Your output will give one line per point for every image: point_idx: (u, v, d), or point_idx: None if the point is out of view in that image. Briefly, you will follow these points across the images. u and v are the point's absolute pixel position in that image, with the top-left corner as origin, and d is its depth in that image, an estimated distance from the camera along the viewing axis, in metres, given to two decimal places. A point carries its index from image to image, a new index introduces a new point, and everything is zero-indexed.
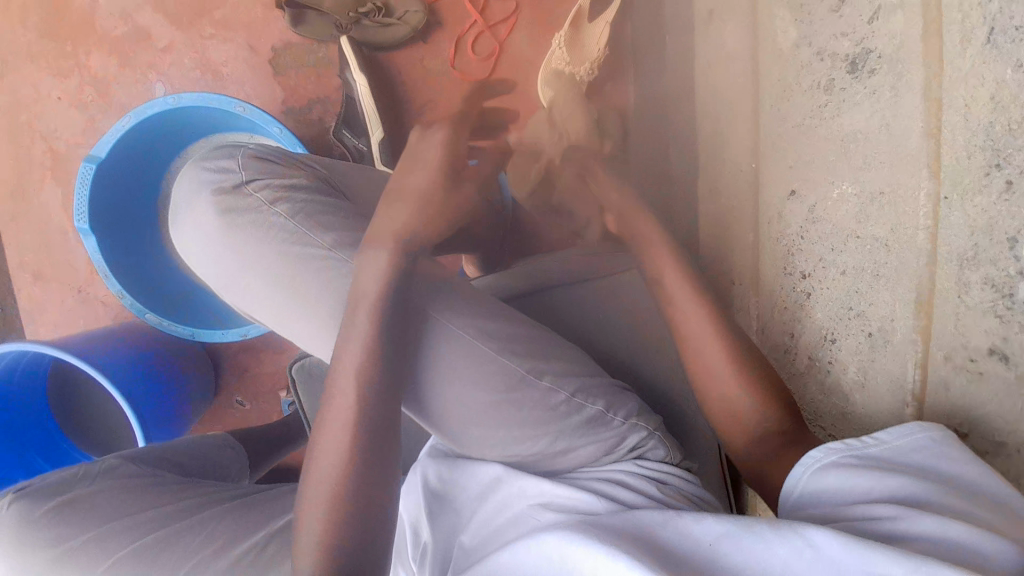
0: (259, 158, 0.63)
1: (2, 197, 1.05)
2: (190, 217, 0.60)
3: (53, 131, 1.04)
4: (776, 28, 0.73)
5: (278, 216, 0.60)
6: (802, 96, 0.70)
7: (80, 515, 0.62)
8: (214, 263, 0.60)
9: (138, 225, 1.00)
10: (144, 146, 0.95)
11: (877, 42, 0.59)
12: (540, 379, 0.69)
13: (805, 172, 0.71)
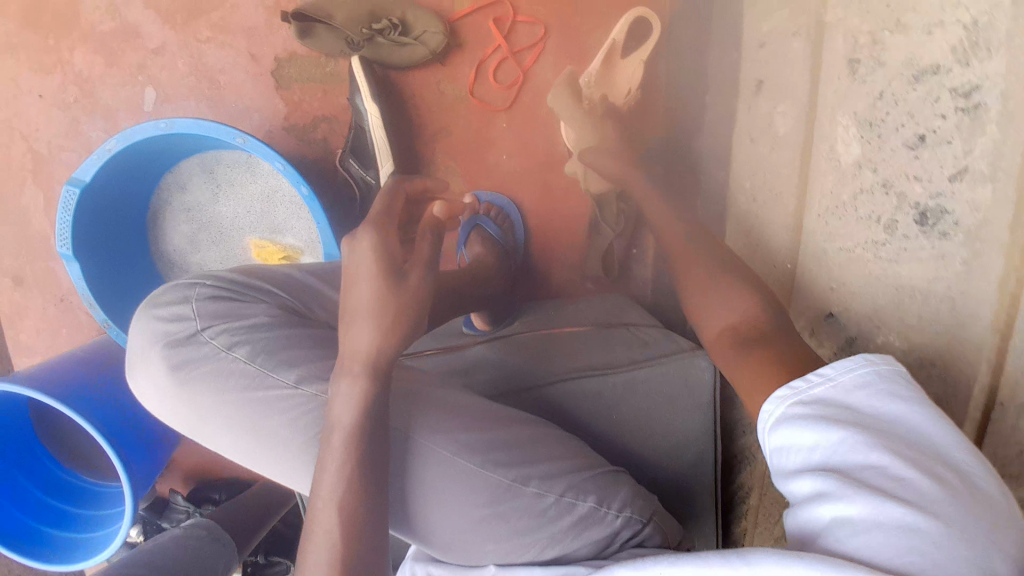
0: (215, 301, 0.56)
1: None
2: (149, 379, 0.54)
3: (34, 130, 0.97)
4: (836, 135, 0.63)
5: (238, 361, 0.53)
6: (856, 219, 0.62)
7: None
8: (179, 419, 0.54)
9: (126, 246, 0.93)
10: (134, 167, 0.88)
11: (955, 206, 0.52)
12: (526, 484, 0.58)
13: (848, 301, 0.64)
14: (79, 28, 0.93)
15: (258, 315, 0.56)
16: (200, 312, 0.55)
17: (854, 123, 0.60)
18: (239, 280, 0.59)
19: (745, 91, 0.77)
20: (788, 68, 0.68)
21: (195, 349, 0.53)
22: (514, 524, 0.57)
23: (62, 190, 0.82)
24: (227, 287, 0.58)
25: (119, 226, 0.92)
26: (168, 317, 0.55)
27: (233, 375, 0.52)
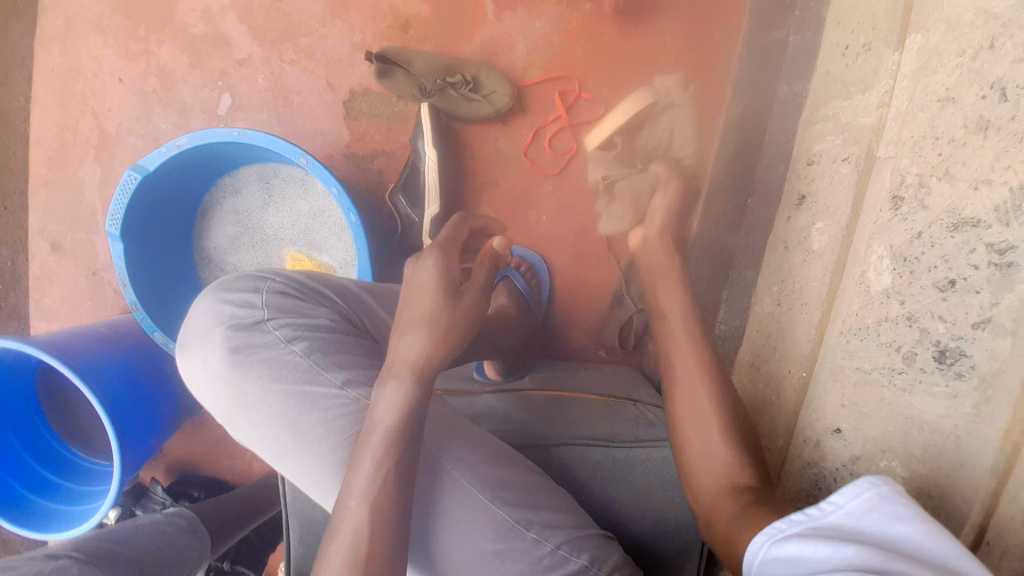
0: (283, 295, 0.56)
1: (39, 162, 1.01)
2: (200, 357, 0.53)
3: (106, 110, 1.00)
4: (870, 264, 0.65)
5: (295, 354, 0.53)
6: (877, 347, 0.64)
7: None
8: (219, 404, 0.53)
9: (168, 237, 0.96)
10: (195, 166, 0.92)
11: (975, 351, 0.55)
12: (528, 529, 0.60)
13: (859, 422, 0.65)
14: (174, 26, 0.98)
15: (320, 317, 0.56)
16: (267, 303, 0.55)
17: (888, 255, 0.63)
18: (305, 281, 0.59)
19: (787, 201, 0.80)
20: (834, 192, 0.71)
21: (262, 335, 0.53)
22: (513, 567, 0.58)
23: (124, 174, 0.85)
24: (294, 285, 0.58)
25: (167, 217, 0.95)
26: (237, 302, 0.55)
27: (288, 367, 0.52)
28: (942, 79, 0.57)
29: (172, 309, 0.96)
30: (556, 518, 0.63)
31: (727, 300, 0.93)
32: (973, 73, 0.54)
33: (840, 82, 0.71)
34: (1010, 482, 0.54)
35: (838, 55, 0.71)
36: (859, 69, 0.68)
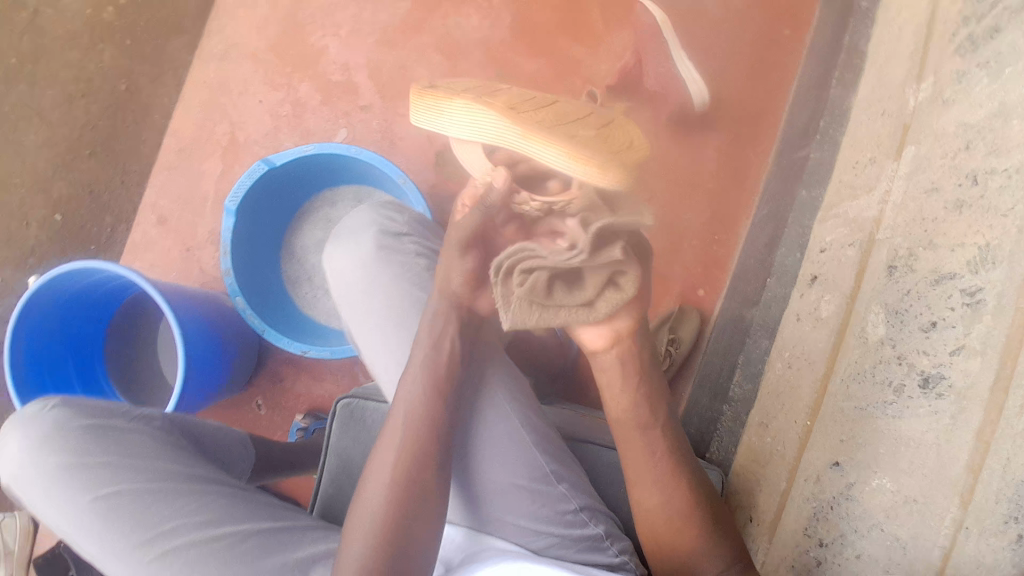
0: (421, 226, 0.81)
1: (174, 151, 1.23)
2: (356, 242, 0.76)
3: (241, 121, 1.21)
4: (867, 320, 0.75)
5: (422, 263, 0.77)
6: (872, 385, 0.72)
7: (108, 441, 0.73)
8: (354, 276, 0.75)
9: (268, 227, 1.13)
10: (296, 175, 1.09)
11: (952, 372, 0.64)
12: (558, 482, 0.70)
13: (854, 452, 0.72)
14: (314, 71, 1.20)
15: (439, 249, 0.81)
16: (411, 227, 0.80)
17: (883, 312, 0.74)
18: (431, 225, 0.84)
19: (800, 279, 0.92)
20: (841, 270, 0.83)
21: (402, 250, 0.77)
22: (537, 503, 0.69)
23: (255, 162, 1.01)
24: (425, 224, 0.83)
25: (273, 209, 1.11)
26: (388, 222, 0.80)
27: (416, 268, 0.76)
28: (930, 176, 0.72)
29: (253, 284, 1.08)
30: (578, 484, 0.73)
31: (743, 365, 0.99)
32: (953, 167, 0.69)
33: (850, 186, 0.86)
34: (983, 472, 0.59)
35: (850, 168, 0.88)
36: (864, 177, 0.84)
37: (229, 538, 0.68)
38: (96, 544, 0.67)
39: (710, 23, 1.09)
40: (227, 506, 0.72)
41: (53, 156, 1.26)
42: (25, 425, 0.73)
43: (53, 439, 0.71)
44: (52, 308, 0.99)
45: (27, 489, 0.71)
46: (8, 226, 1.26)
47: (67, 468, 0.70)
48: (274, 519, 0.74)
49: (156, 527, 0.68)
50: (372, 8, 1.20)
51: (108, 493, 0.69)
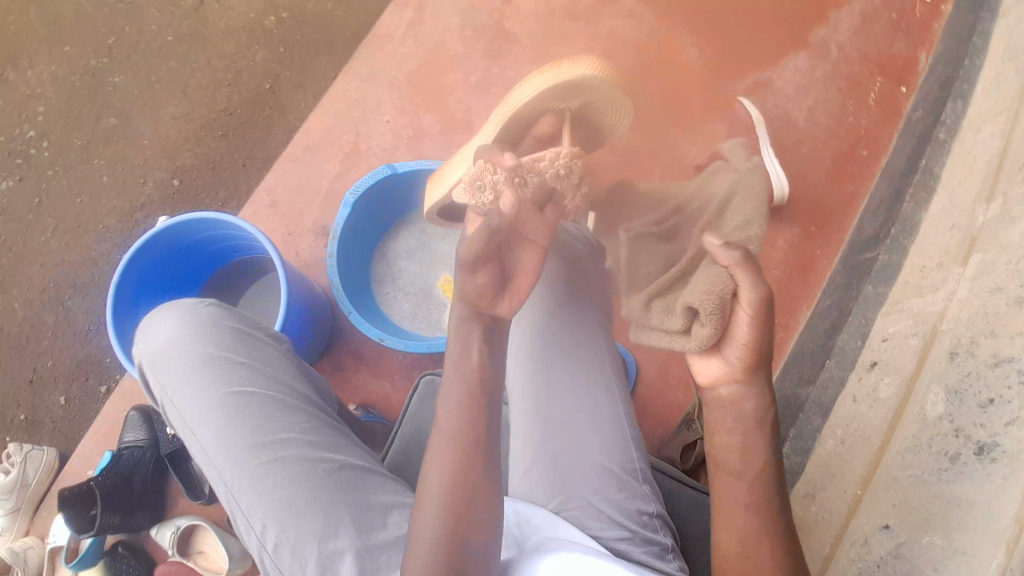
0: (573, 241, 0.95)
1: (300, 147, 1.35)
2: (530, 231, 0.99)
3: (367, 134, 1.35)
4: (926, 400, 0.82)
5: None
6: (927, 455, 0.79)
7: (246, 355, 0.98)
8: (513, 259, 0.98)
9: (372, 226, 1.25)
10: (405, 187, 1.24)
11: (1006, 440, 0.71)
12: (643, 482, 0.78)
13: (905, 514, 0.77)
14: (440, 104, 1.34)
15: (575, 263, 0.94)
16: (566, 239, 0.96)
17: (943, 393, 0.81)
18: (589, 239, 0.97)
19: (860, 365, 0.98)
20: (901, 356, 0.91)
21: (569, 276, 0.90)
22: (620, 492, 0.76)
23: (380, 165, 1.16)
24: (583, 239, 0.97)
25: (380, 211, 1.25)
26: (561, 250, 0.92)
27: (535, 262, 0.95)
28: (995, 278, 0.82)
29: (348, 272, 1.20)
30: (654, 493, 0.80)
31: (793, 438, 1.04)
32: (1016, 271, 0.79)
33: (916, 285, 0.96)
34: None
35: (915, 271, 0.97)
36: (932, 278, 0.93)
37: (320, 456, 0.90)
38: (224, 429, 0.90)
39: (796, 133, 1.20)
40: (324, 431, 0.94)
41: (187, 127, 1.42)
42: (191, 324, 0.98)
43: (210, 341, 0.96)
44: (175, 259, 1.14)
45: (175, 372, 0.95)
46: (128, 178, 1.41)
47: (217, 363, 0.94)
48: (353, 450, 0.94)
49: (271, 430, 0.90)
50: (501, 62, 1.34)
51: (242, 393, 0.93)
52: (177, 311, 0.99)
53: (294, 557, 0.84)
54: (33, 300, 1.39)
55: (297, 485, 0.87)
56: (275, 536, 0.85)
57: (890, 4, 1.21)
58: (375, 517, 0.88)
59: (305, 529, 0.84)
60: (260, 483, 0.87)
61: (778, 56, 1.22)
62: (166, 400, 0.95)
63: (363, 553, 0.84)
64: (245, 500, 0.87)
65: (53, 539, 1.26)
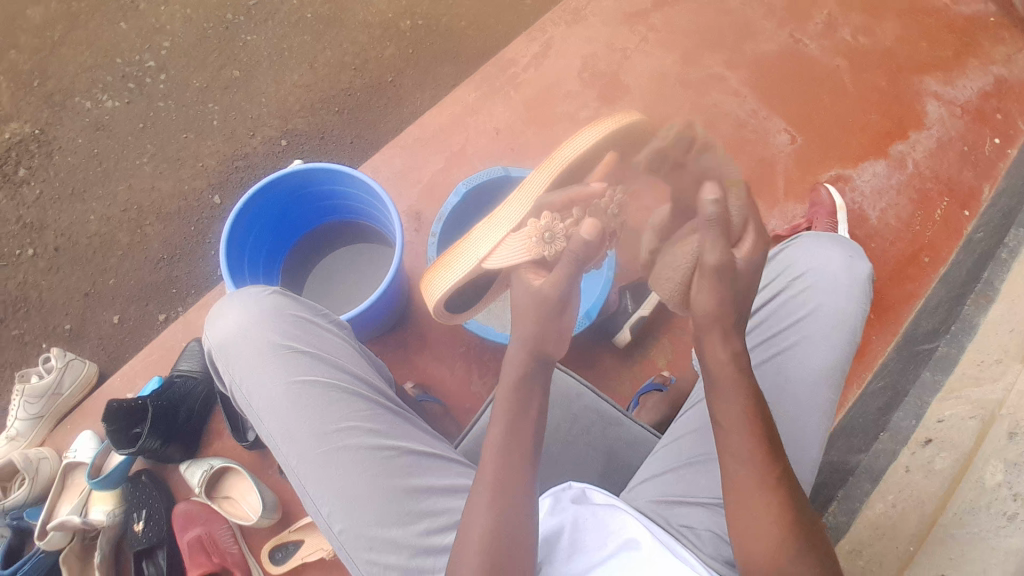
0: (836, 285, 0.88)
1: (411, 138, 1.43)
2: (806, 262, 0.90)
3: (476, 139, 1.42)
4: (985, 469, 0.91)
5: (802, 307, 0.87)
6: (986, 514, 0.87)
7: (313, 333, 0.89)
8: (779, 286, 0.91)
9: (466, 218, 1.33)
10: (507, 190, 1.32)
11: None
12: None
13: (959, 564, 0.85)
14: (549, 130, 1.42)
15: (828, 302, 0.87)
16: (823, 283, 0.88)
17: (1002, 464, 0.90)
18: (851, 284, 0.88)
19: (914, 440, 1.08)
20: (957, 434, 1.00)
21: (802, 303, 0.88)
22: None
23: (498, 164, 1.24)
24: (844, 282, 0.88)
25: (477, 206, 1.33)
26: (793, 257, 0.92)
27: (787, 308, 0.88)
28: None
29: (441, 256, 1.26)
30: None
31: (840, 498, 1.10)
32: None
33: (973, 376, 1.06)
34: None
35: (972, 365, 1.08)
36: (989, 371, 1.04)
37: (388, 440, 0.82)
38: (287, 415, 0.82)
39: (868, 228, 1.34)
40: (389, 415, 0.85)
41: (307, 96, 1.53)
42: (252, 302, 0.88)
43: (276, 319, 0.87)
44: (301, 208, 1.23)
45: (235, 357, 0.86)
46: (238, 128, 1.52)
47: (284, 342, 0.86)
48: (418, 435, 0.86)
49: (334, 414, 0.82)
50: (612, 106, 1.42)
51: (303, 378, 0.84)
52: (243, 292, 0.90)
53: (358, 544, 0.78)
54: (109, 217, 1.50)
55: (361, 474, 0.79)
56: (341, 523, 0.78)
57: (964, 138, 1.38)
58: (443, 502, 0.80)
59: (371, 518, 0.77)
60: (325, 470, 0.80)
61: (860, 159, 1.37)
62: (232, 385, 0.87)
63: (426, 539, 0.77)
64: (310, 487, 0.80)
65: (72, 455, 1.23)
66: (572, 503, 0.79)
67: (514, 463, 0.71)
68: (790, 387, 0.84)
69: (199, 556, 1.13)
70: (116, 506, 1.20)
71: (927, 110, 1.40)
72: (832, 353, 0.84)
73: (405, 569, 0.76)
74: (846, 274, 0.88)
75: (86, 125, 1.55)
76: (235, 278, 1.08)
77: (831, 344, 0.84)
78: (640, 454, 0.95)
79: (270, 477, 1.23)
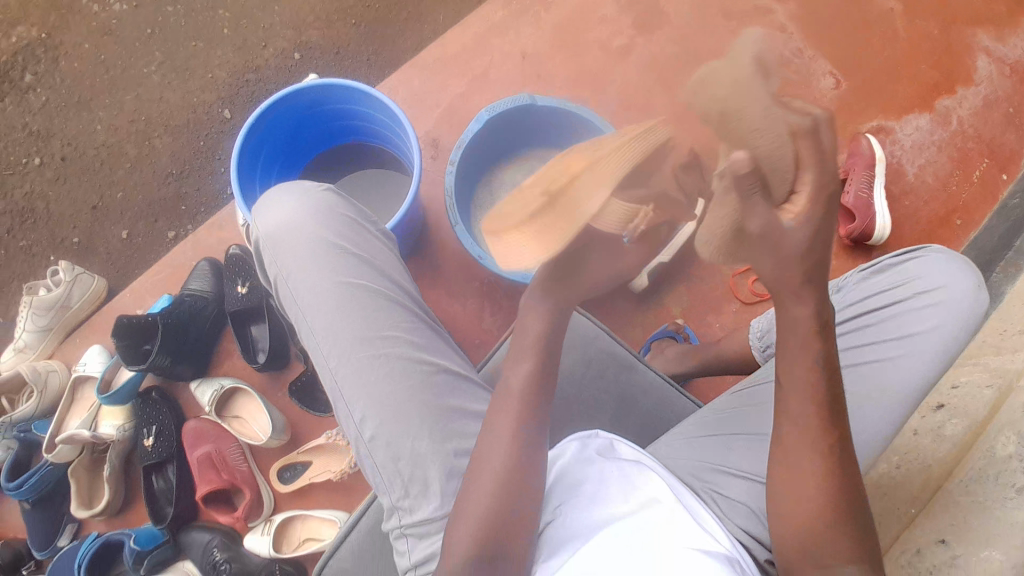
0: (955, 314, 0.81)
1: (433, 60, 1.36)
2: (934, 279, 0.83)
3: (500, 66, 1.36)
4: (997, 440, 0.91)
5: (913, 326, 0.81)
6: (991, 486, 0.88)
7: (362, 239, 0.85)
8: (895, 293, 0.85)
9: (487, 149, 1.28)
10: (531, 122, 1.27)
11: None
12: None
13: (960, 531, 0.86)
14: (577, 60, 1.35)
15: (943, 329, 0.80)
16: (943, 305, 0.81)
17: (1014, 436, 0.90)
18: (973, 318, 0.80)
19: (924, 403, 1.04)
20: (970, 401, 0.99)
21: (917, 321, 0.81)
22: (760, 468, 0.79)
23: (523, 93, 1.18)
24: (967, 311, 0.81)
25: (499, 136, 1.28)
26: (924, 269, 0.84)
27: (896, 321, 0.83)
28: None
29: (459, 186, 1.22)
30: None
31: None
32: None
33: (993, 345, 1.05)
34: None
35: (993, 334, 1.07)
36: (1011, 341, 1.04)
37: (426, 355, 0.79)
38: (330, 316, 0.78)
39: (903, 184, 1.29)
40: (428, 332, 0.82)
41: (322, 8, 1.45)
42: (304, 197, 0.84)
43: (326, 218, 0.83)
44: (315, 125, 1.18)
45: (283, 248, 0.82)
46: (250, 39, 1.45)
47: (331, 241, 0.81)
48: (454, 357, 0.82)
49: (377, 322, 0.78)
50: (647, 36, 1.34)
51: (350, 279, 0.80)
52: (295, 187, 0.86)
53: (385, 454, 0.74)
54: (117, 128, 1.45)
55: (397, 384, 0.76)
56: (371, 429, 0.75)
57: (1014, 97, 1.31)
58: (471, 426, 0.77)
59: (401, 429, 0.74)
60: (362, 375, 0.76)
61: (903, 110, 1.31)
62: (274, 280, 0.83)
63: (454, 458, 0.74)
64: (345, 391, 0.77)
65: (82, 367, 1.23)
66: (599, 454, 0.80)
67: (524, 412, 0.71)
68: (863, 397, 0.81)
69: (209, 473, 1.16)
70: (125, 421, 1.21)
71: (977, 65, 1.32)
72: (922, 380, 0.80)
73: (429, 484, 0.73)
74: (969, 303, 0.81)
75: (93, 29, 1.47)
76: (246, 198, 1.04)
77: (921, 367, 0.80)
78: (653, 402, 0.95)
79: (278, 399, 1.24)
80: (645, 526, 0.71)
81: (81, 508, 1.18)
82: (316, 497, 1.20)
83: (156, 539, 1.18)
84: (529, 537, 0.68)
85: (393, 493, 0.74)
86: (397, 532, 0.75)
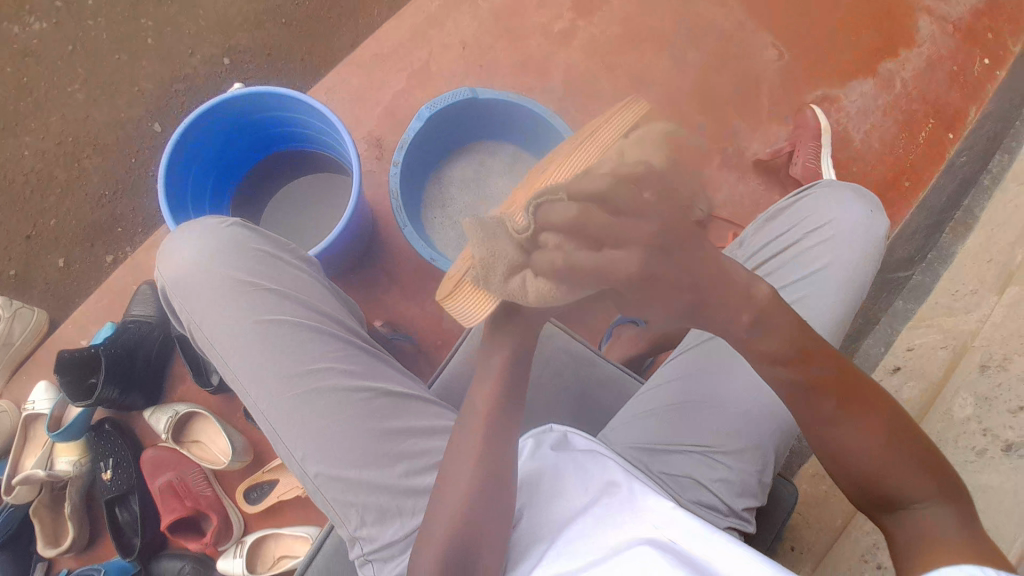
0: (854, 236, 0.86)
1: (368, 58, 1.32)
2: (826, 211, 0.89)
3: (438, 59, 1.32)
4: (955, 401, 0.92)
5: (821, 255, 0.86)
6: (953, 449, 0.89)
7: (279, 270, 0.81)
8: (796, 232, 0.89)
9: (431, 146, 1.25)
10: (472, 115, 1.24)
11: None
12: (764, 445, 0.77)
13: None
14: (517, 46, 1.32)
15: (847, 251, 0.85)
16: (840, 231, 0.86)
17: (972, 398, 0.91)
18: (870, 237, 0.86)
19: (881, 368, 1.08)
20: (926, 366, 1.01)
21: (824, 250, 0.86)
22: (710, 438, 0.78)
23: (463, 86, 1.15)
24: (862, 230, 0.86)
25: (443, 132, 1.25)
26: (815, 207, 0.90)
27: (806, 255, 0.87)
28: None
29: (404, 187, 1.19)
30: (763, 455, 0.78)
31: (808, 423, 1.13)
32: None
33: (946, 307, 1.07)
34: None
35: (947, 294, 1.09)
36: (964, 301, 1.04)
37: (363, 378, 0.76)
38: (255, 355, 0.75)
39: (849, 150, 1.29)
40: (363, 354, 0.79)
41: (248, 9, 1.40)
42: (211, 235, 0.80)
43: (237, 255, 0.79)
44: (248, 132, 1.14)
45: (193, 294, 0.78)
46: (176, 46, 1.39)
47: (246, 278, 0.78)
48: (393, 375, 0.80)
49: (305, 354, 0.75)
50: (587, 17, 1.32)
51: (269, 315, 0.76)
52: (199, 225, 0.82)
53: (335, 488, 0.72)
54: (45, 151, 1.39)
55: (337, 416, 0.74)
56: (317, 464, 0.72)
57: (955, 56, 1.31)
58: (421, 443, 0.75)
59: (348, 459, 0.72)
60: (297, 411, 0.74)
61: (847, 76, 1.31)
62: (190, 327, 0.79)
63: (403, 480, 0.73)
64: (282, 430, 0.74)
65: (31, 406, 1.18)
66: (545, 448, 0.79)
67: (498, 421, 0.70)
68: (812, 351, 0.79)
69: (172, 502, 1.13)
70: (82, 456, 1.18)
71: (917, 26, 1.31)
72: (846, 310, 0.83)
73: (384, 509, 0.72)
74: (863, 225, 0.87)
75: (12, 49, 1.41)
76: (177, 217, 1.01)
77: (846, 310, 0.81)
78: (612, 393, 0.94)
79: (237, 420, 1.21)
80: (607, 521, 0.68)
81: (48, 547, 1.14)
82: (286, 515, 1.18)
83: (126, 570, 1.14)
84: (498, 549, 0.67)
85: (350, 524, 0.72)
86: (359, 561, 0.73)
